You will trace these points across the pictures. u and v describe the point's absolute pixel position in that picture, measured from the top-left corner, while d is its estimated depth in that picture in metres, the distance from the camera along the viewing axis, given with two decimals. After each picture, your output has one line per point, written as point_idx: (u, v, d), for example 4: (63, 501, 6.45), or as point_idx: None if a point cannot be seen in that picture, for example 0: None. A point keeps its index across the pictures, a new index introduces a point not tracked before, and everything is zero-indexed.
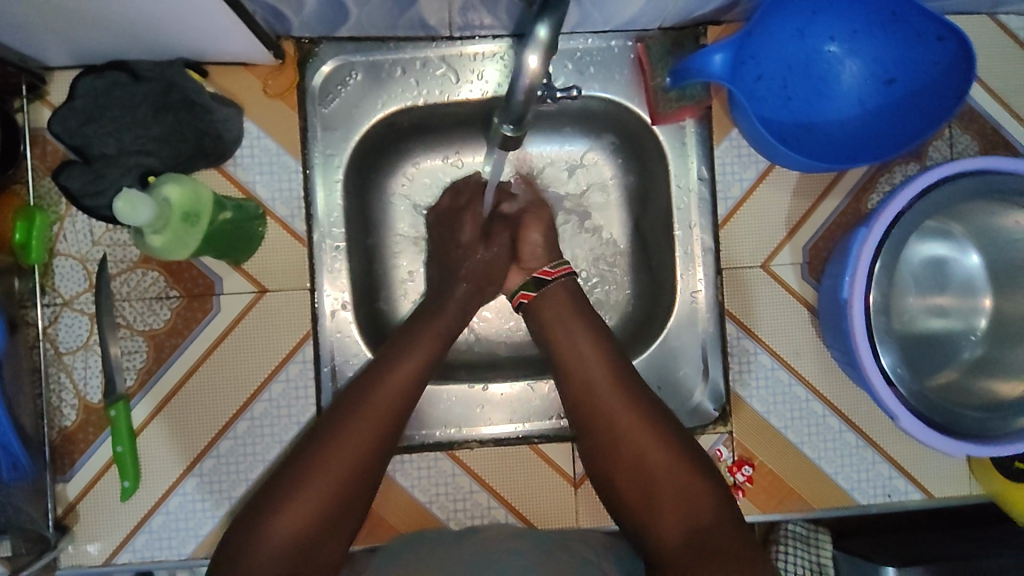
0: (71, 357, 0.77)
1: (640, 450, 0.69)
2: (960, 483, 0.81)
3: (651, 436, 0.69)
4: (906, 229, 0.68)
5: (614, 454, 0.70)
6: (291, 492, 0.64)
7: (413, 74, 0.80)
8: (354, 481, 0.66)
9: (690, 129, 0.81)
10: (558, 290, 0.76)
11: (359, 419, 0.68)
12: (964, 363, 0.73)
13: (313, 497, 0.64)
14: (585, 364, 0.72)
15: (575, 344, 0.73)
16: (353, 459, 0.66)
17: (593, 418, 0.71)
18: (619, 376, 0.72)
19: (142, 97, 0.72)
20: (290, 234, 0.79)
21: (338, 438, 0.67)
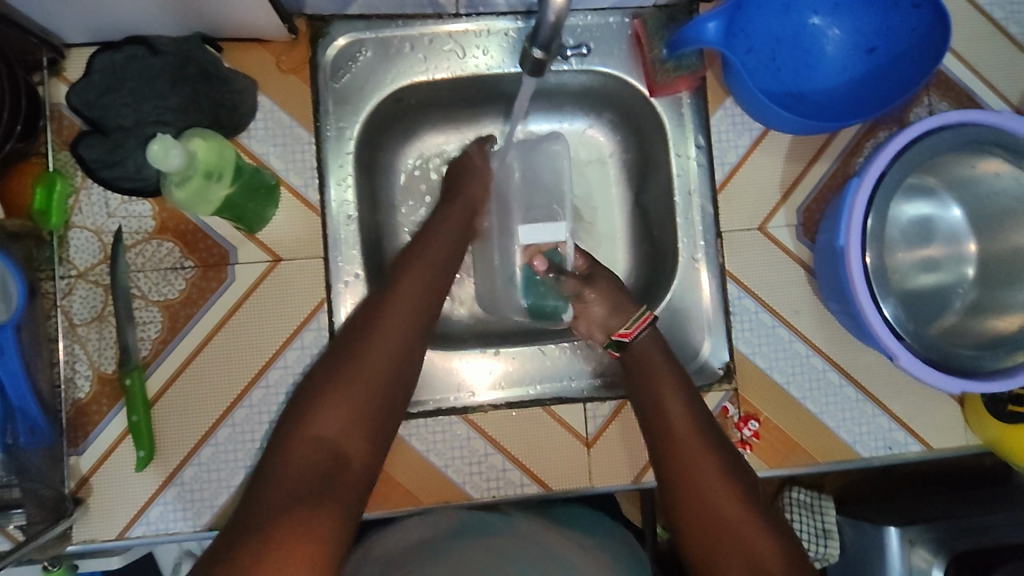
0: (85, 328, 0.77)
1: (716, 507, 0.65)
2: (955, 433, 0.83)
3: (737, 498, 0.65)
4: (889, 190, 0.70)
5: (686, 502, 0.66)
6: (326, 388, 0.63)
7: (420, 49, 0.84)
8: (386, 393, 0.65)
9: (686, 102, 0.85)
10: (644, 343, 0.75)
11: (389, 320, 0.68)
12: (959, 311, 0.77)
13: (348, 400, 0.63)
14: (671, 413, 0.71)
15: (664, 395, 0.72)
16: (388, 370, 0.65)
17: (675, 474, 0.67)
18: (704, 429, 0.70)
19: (160, 69, 0.75)
20: (303, 203, 0.81)
21: (369, 345, 0.66)
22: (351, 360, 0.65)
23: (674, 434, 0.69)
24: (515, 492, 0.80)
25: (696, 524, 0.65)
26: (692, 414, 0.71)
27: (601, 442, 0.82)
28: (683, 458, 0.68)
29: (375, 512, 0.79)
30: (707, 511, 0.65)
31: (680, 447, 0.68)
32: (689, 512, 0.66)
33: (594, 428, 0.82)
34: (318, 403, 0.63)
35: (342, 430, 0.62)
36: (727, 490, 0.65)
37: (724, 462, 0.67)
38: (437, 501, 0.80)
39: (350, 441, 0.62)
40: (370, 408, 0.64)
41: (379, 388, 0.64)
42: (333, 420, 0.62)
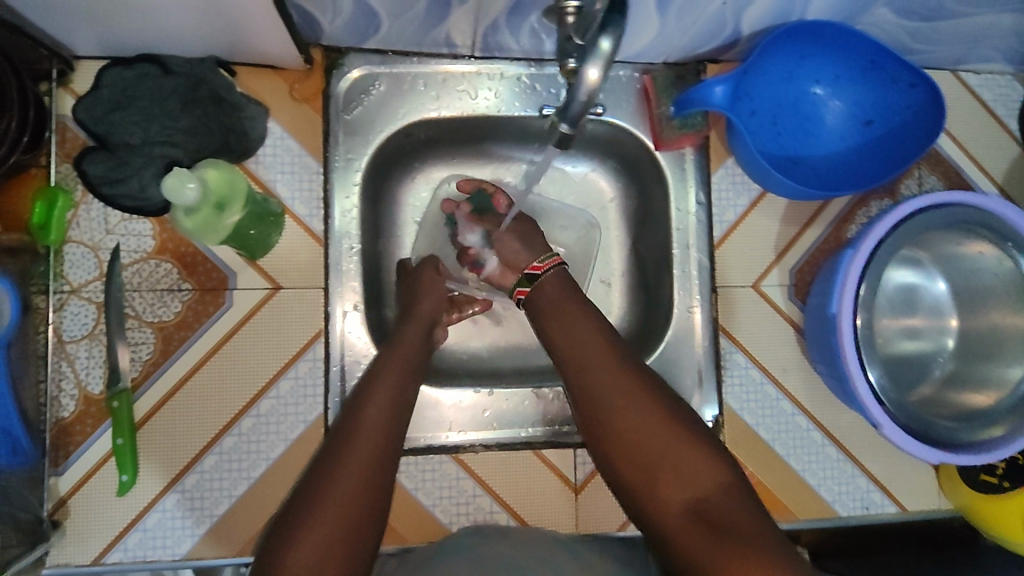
0: (75, 345, 0.76)
1: (629, 430, 0.64)
2: (928, 496, 0.85)
3: (651, 416, 0.64)
4: (879, 266, 0.73)
5: (606, 432, 0.65)
6: (291, 543, 0.55)
7: (432, 87, 0.84)
8: (354, 531, 0.57)
9: (689, 157, 0.87)
10: (551, 279, 0.75)
11: (347, 464, 0.60)
12: (937, 380, 0.80)
13: (309, 556, 0.55)
14: (582, 354, 0.68)
15: (573, 323, 0.70)
16: (353, 531, 0.57)
17: (588, 407, 0.67)
18: (610, 345, 0.69)
19: (172, 90, 0.75)
20: (307, 232, 0.81)
21: (327, 494, 0.58)
22: (309, 515, 0.57)
23: (587, 376, 0.67)
24: None
25: (630, 465, 0.64)
26: (606, 353, 0.68)
27: (589, 488, 0.83)
28: (599, 399, 0.66)
29: None
30: (628, 441, 0.64)
31: (597, 384, 0.66)
32: (619, 453, 0.64)
33: (583, 473, 0.83)
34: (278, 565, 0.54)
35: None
36: (659, 428, 0.64)
37: (644, 392, 0.65)
38: (423, 540, 0.80)
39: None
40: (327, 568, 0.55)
41: (342, 538, 0.57)
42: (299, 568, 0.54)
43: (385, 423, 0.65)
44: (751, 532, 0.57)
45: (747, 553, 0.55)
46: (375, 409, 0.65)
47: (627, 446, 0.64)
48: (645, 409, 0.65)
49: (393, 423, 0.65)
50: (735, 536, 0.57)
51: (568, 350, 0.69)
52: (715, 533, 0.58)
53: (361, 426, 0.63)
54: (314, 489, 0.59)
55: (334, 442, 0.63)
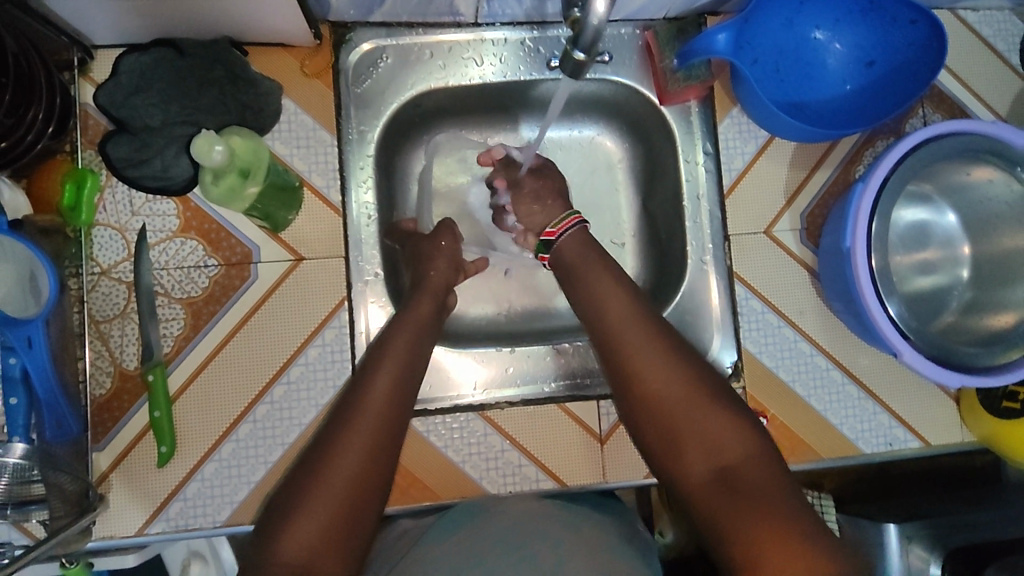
0: (108, 324, 0.78)
1: (656, 390, 0.64)
2: (952, 430, 0.86)
3: (680, 376, 0.64)
4: (892, 192, 0.74)
5: (633, 392, 0.66)
6: (304, 499, 0.57)
7: (439, 56, 0.86)
8: (367, 483, 0.59)
9: (694, 110, 0.89)
10: (569, 240, 0.78)
11: (354, 431, 0.61)
12: (956, 311, 0.81)
13: (317, 520, 0.56)
14: (617, 320, 0.69)
15: (599, 286, 0.72)
16: (361, 494, 0.58)
17: (617, 364, 0.67)
18: (637, 306, 0.70)
19: (188, 71, 0.77)
20: (325, 204, 0.82)
21: (334, 457, 0.59)
22: (316, 481, 0.58)
23: (622, 341, 0.67)
24: (531, 487, 0.82)
25: (655, 427, 0.64)
26: (638, 319, 0.68)
27: (615, 438, 0.83)
28: (633, 363, 0.66)
29: (391, 508, 0.80)
30: (654, 403, 0.64)
31: (620, 339, 0.67)
32: (645, 414, 0.65)
33: (608, 424, 0.84)
34: (290, 523, 0.55)
35: (308, 559, 0.54)
36: (688, 392, 0.64)
37: (674, 357, 0.66)
38: (456, 495, 0.81)
39: (318, 564, 0.55)
40: (336, 532, 0.56)
41: (351, 503, 0.58)
42: (308, 532, 0.55)
43: (392, 391, 0.65)
44: (773, 496, 0.59)
45: (768, 517, 0.57)
46: (386, 374, 0.66)
47: (654, 407, 0.64)
48: (676, 372, 0.65)
49: (402, 391, 0.65)
50: (757, 508, 0.58)
51: (601, 317, 0.70)
52: (738, 498, 0.59)
53: (369, 397, 0.64)
54: (323, 453, 0.60)
55: (343, 411, 0.63)
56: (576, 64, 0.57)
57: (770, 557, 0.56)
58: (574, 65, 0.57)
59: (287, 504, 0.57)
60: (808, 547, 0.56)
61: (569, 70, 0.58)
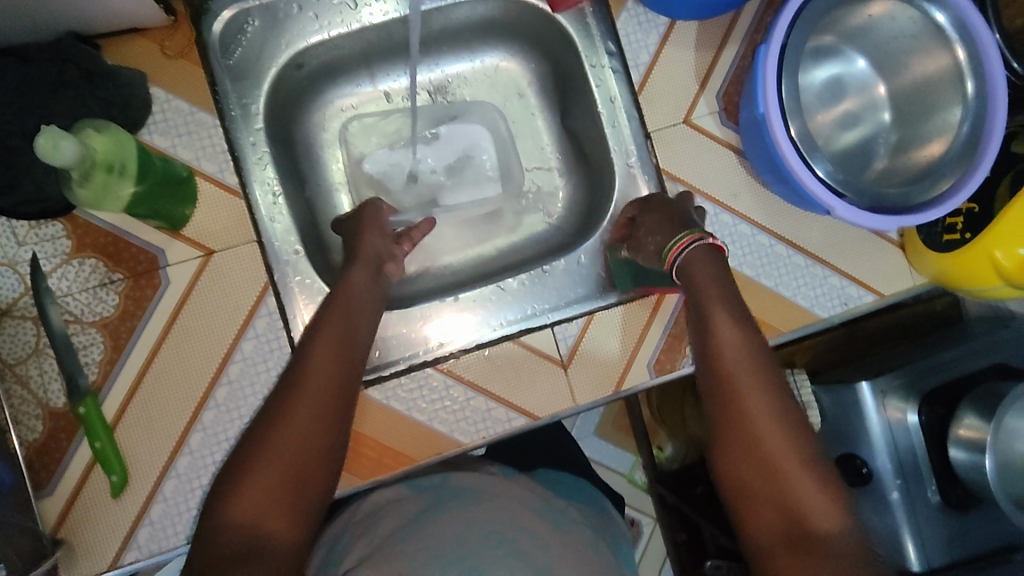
0: (24, 365, 0.73)
1: (761, 446, 0.65)
2: (902, 277, 0.85)
3: (787, 432, 0.65)
4: (794, 52, 0.72)
5: (733, 447, 0.66)
6: (252, 469, 0.60)
7: (309, 7, 0.80)
8: (315, 450, 0.62)
9: (589, 12, 0.84)
10: (699, 259, 0.73)
11: (299, 400, 0.63)
12: (885, 155, 0.79)
13: (265, 488, 0.59)
14: (726, 354, 0.69)
15: (725, 327, 0.70)
16: (307, 459, 0.61)
17: (723, 414, 0.68)
18: (757, 351, 0.69)
19: (37, 77, 0.71)
20: (223, 189, 0.77)
21: (282, 425, 0.62)
22: (263, 453, 0.60)
23: (737, 380, 0.68)
24: (504, 428, 0.80)
25: (747, 477, 0.65)
26: (758, 362, 0.69)
27: (578, 360, 0.81)
28: (746, 414, 0.66)
29: (370, 482, 0.78)
30: (754, 457, 0.65)
31: (741, 388, 0.67)
32: (743, 469, 0.65)
33: (567, 348, 0.81)
34: (237, 495, 0.59)
35: (255, 518, 0.58)
36: (791, 455, 0.64)
37: (780, 405, 0.67)
38: (430, 455, 0.79)
39: (264, 526, 0.57)
40: (285, 493, 0.59)
41: (298, 470, 0.60)
42: (253, 501, 0.58)
43: (336, 358, 0.67)
44: (842, 561, 0.59)
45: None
46: (326, 342, 0.68)
47: (752, 461, 0.65)
48: (784, 428, 0.66)
49: (346, 359, 0.68)
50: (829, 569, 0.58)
51: (716, 355, 0.70)
52: (813, 551, 0.59)
53: (311, 372, 0.65)
54: (265, 427, 0.62)
55: (286, 382, 0.65)
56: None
57: None
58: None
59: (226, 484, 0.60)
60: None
61: None
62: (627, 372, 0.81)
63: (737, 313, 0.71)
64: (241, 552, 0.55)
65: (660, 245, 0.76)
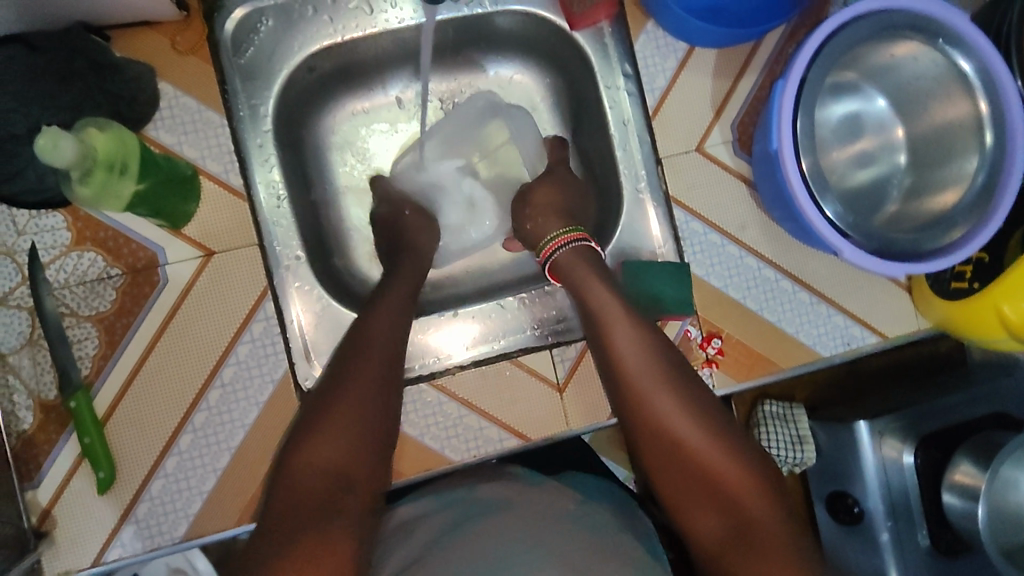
0: (17, 355, 0.73)
1: (673, 441, 0.64)
2: (907, 320, 0.84)
3: (693, 420, 0.65)
4: (813, 87, 0.70)
5: (648, 447, 0.66)
6: (330, 413, 0.61)
7: (324, 11, 0.79)
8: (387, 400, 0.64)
9: (607, 31, 0.83)
10: (568, 256, 0.76)
11: (370, 352, 0.66)
12: (897, 199, 0.78)
13: (348, 430, 0.60)
14: (627, 358, 0.68)
15: (618, 330, 0.70)
16: (376, 433, 0.61)
17: (630, 413, 0.67)
18: (650, 345, 0.69)
19: (45, 65, 0.69)
20: (226, 190, 0.76)
21: (358, 374, 0.64)
22: (341, 400, 0.62)
23: (642, 383, 0.67)
24: (496, 448, 0.80)
25: (667, 474, 0.65)
26: (653, 359, 0.68)
27: (573, 384, 0.81)
28: (649, 412, 0.66)
29: None
30: (668, 452, 0.64)
31: (640, 386, 0.67)
32: (661, 467, 0.65)
33: (564, 371, 0.81)
34: (313, 442, 0.59)
35: (343, 461, 0.58)
36: (705, 442, 0.64)
37: (689, 400, 0.66)
38: (419, 470, 0.79)
39: (353, 468, 0.58)
40: (368, 431, 0.61)
41: (363, 439, 0.60)
42: (334, 448, 0.58)
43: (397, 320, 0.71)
44: (785, 557, 0.58)
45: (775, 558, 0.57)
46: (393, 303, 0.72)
47: (667, 459, 0.65)
48: (692, 418, 0.65)
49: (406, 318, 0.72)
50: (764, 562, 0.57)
51: (619, 365, 0.69)
52: (749, 540, 0.59)
53: (372, 351, 0.67)
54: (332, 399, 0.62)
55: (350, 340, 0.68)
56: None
57: None
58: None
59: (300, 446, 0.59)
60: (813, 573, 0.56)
61: None
62: None
63: (626, 308, 0.72)
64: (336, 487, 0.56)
65: (540, 242, 0.80)
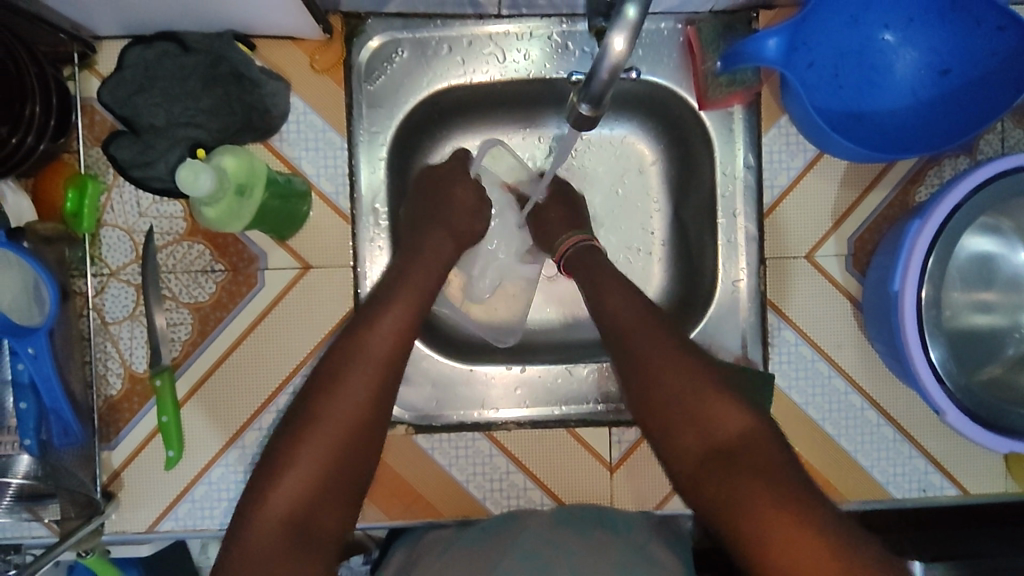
0: (117, 326, 0.78)
1: (659, 383, 0.62)
2: (994, 479, 0.79)
3: (679, 363, 0.63)
4: (963, 220, 0.68)
5: (643, 396, 0.63)
6: (290, 456, 0.58)
7: (459, 51, 0.80)
8: (360, 440, 0.60)
9: (738, 115, 0.80)
10: (576, 250, 0.75)
11: (354, 372, 0.61)
12: (1010, 360, 0.73)
13: (304, 478, 0.57)
14: (630, 334, 0.65)
15: (609, 300, 0.68)
16: (326, 500, 0.58)
17: (626, 365, 0.65)
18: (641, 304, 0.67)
19: (191, 69, 0.73)
20: (334, 211, 0.79)
21: (337, 394, 0.60)
22: (306, 436, 0.58)
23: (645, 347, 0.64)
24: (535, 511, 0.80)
25: (656, 418, 0.62)
26: (657, 330, 0.65)
27: (626, 466, 0.80)
28: (640, 359, 0.64)
29: (395, 522, 0.80)
30: (657, 397, 0.62)
31: (633, 340, 0.65)
32: (653, 412, 0.62)
33: (619, 452, 0.80)
34: (269, 493, 0.57)
35: (298, 511, 0.57)
36: (691, 384, 0.61)
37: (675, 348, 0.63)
38: (457, 514, 0.80)
39: (313, 516, 0.57)
40: (334, 477, 0.58)
41: (325, 484, 0.58)
42: (288, 499, 0.57)
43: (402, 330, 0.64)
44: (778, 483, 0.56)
45: (769, 499, 0.55)
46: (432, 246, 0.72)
47: (657, 404, 0.62)
48: (675, 358, 0.63)
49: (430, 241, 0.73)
50: (758, 488, 0.55)
51: (613, 321, 0.67)
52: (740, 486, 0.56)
53: (334, 405, 0.60)
54: (275, 463, 0.58)
55: (345, 338, 0.63)
56: (582, 116, 0.53)
57: (771, 541, 0.53)
58: (582, 117, 0.53)
59: (246, 508, 0.57)
60: (832, 541, 0.52)
61: (575, 118, 0.54)
62: (672, 494, 0.80)
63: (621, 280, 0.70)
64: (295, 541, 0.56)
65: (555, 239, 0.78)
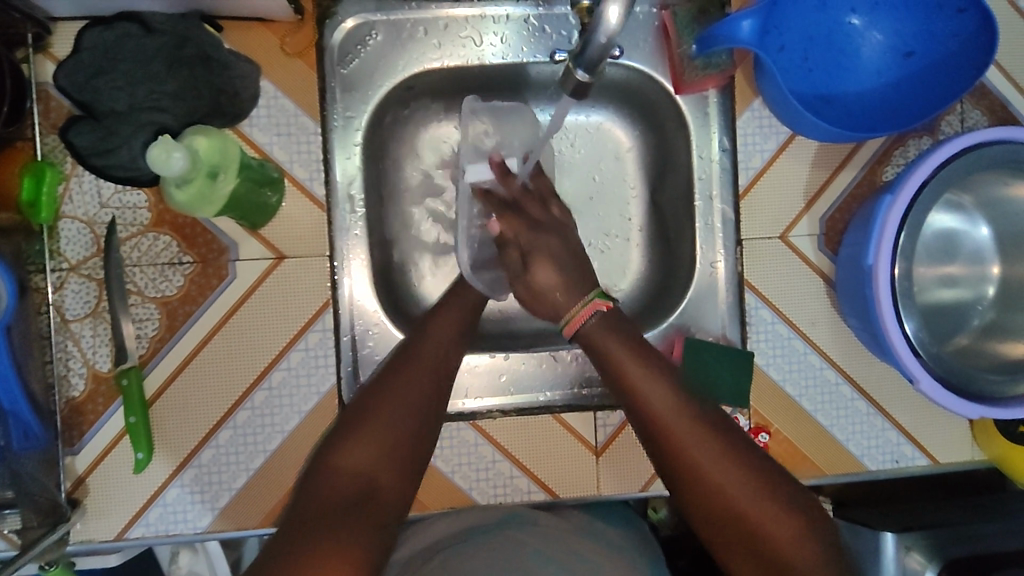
0: (79, 324, 0.74)
1: (708, 482, 0.57)
2: (962, 447, 0.82)
3: (727, 461, 0.57)
4: (931, 197, 0.69)
5: (689, 493, 0.58)
6: (356, 430, 0.56)
7: (434, 34, 0.79)
8: (424, 422, 0.59)
9: (712, 99, 0.81)
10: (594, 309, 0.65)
11: (413, 367, 0.62)
12: (976, 330, 0.76)
13: (380, 440, 0.56)
14: (670, 425, 0.59)
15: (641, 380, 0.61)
16: (396, 468, 0.56)
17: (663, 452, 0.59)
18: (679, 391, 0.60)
19: (156, 50, 0.70)
20: (308, 198, 0.76)
21: (399, 382, 0.60)
22: (376, 408, 0.58)
23: (686, 447, 0.58)
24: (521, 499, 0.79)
25: (707, 515, 0.57)
26: (697, 420, 0.59)
27: (611, 450, 0.80)
28: (684, 456, 0.58)
29: None
30: (706, 495, 0.57)
31: (673, 434, 0.58)
32: (700, 508, 0.58)
33: (604, 437, 0.80)
34: (341, 451, 0.55)
35: (369, 472, 0.54)
36: (745, 485, 0.56)
37: (723, 444, 0.58)
38: (443, 506, 0.78)
39: (379, 479, 0.54)
40: (401, 449, 0.56)
41: (392, 454, 0.56)
42: (359, 459, 0.55)
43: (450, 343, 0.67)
44: None
45: None
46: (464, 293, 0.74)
47: (706, 502, 0.57)
48: (724, 456, 0.57)
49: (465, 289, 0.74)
50: None
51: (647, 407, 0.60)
52: None
53: (399, 388, 0.59)
54: (341, 433, 0.57)
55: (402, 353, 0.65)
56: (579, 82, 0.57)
57: None
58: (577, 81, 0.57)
59: (316, 461, 0.55)
60: None
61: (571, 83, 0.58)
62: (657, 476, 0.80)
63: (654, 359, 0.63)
64: (358, 500, 0.53)
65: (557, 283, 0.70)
